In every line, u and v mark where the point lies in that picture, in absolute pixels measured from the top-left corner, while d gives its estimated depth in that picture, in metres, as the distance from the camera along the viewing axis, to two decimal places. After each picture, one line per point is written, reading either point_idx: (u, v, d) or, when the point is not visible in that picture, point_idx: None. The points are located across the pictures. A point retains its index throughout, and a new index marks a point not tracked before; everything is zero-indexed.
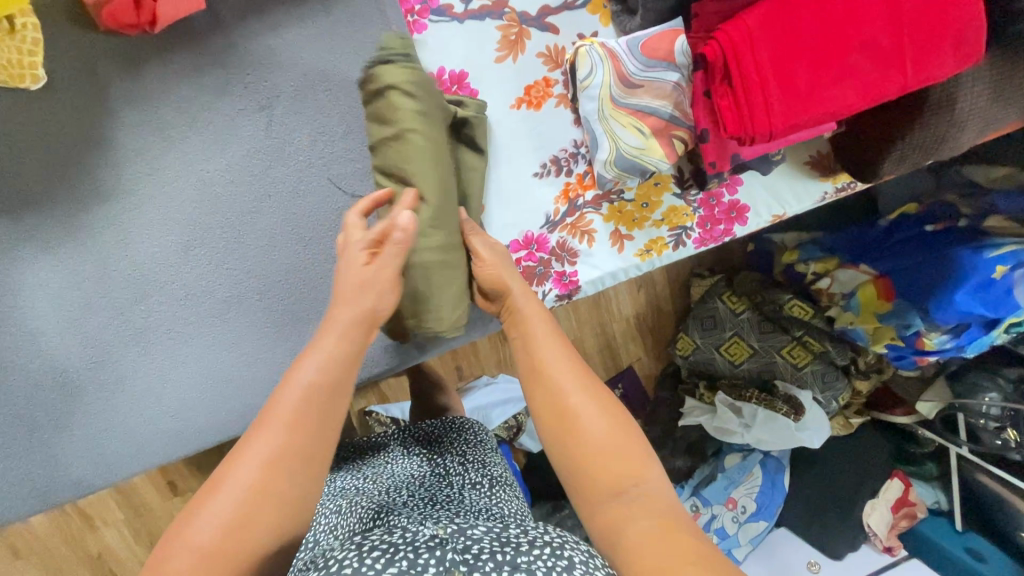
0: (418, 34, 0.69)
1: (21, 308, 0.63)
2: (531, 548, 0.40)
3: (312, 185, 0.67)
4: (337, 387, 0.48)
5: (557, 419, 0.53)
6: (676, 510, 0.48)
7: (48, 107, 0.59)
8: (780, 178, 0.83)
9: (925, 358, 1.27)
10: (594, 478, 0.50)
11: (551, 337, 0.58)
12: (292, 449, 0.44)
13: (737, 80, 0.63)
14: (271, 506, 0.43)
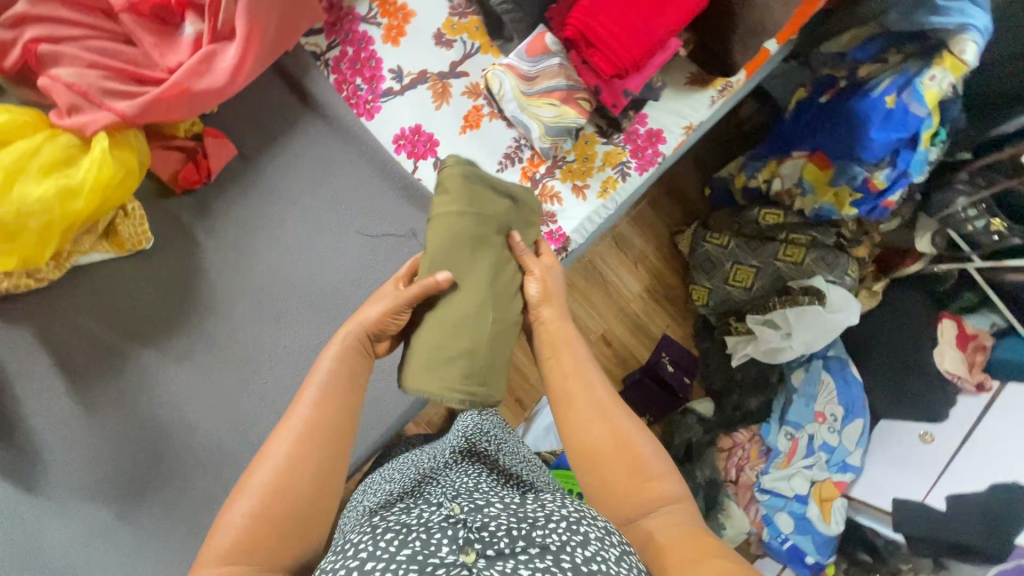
0: (375, 114, 0.93)
1: (173, 408, 0.81)
2: (546, 524, 0.54)
3: (348, 240, 0.90)
4: (327, 412, 0.62)
5: (591, 452, 0.69)
6: (693, 522, 0.64)
7: (157, 256, 0.83)
8: (674, 100, 1.07)
9: (889, 201, 1.44)
10: (626, 503, 0.66)
11: (578, 380, 0.73)
12: (293, 458, 0.59)
13: (596, 41, 0.88)
14: (296, 485, 0.58)
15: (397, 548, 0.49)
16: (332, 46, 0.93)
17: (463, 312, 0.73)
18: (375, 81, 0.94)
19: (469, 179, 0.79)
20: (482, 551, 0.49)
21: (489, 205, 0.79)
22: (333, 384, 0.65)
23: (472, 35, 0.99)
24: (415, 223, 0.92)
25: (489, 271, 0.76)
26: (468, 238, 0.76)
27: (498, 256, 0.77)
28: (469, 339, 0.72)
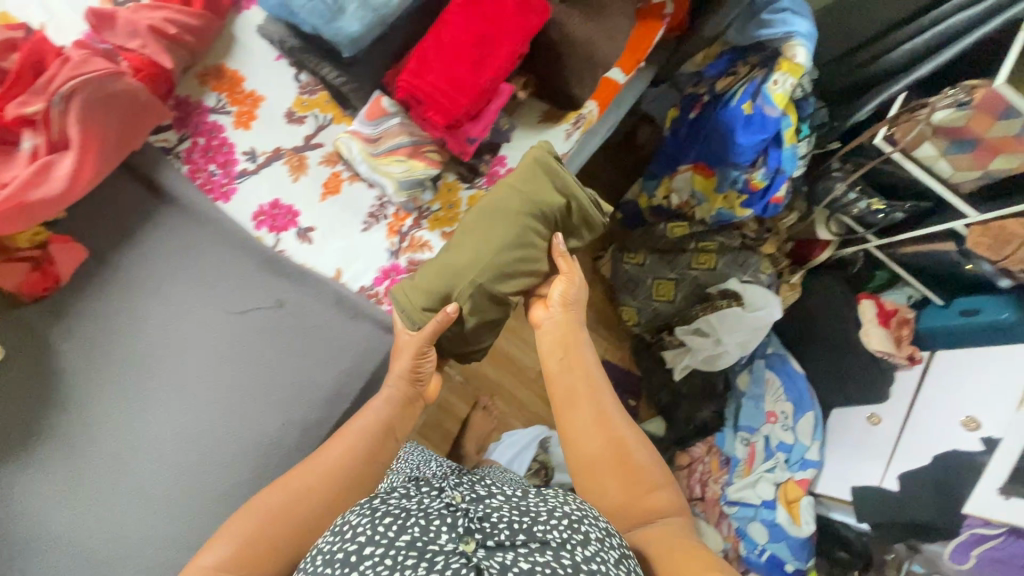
0: (232, 196, 0.96)
1: (39, 519, 0.80)
2: (547, 519, 0.61)
3: (216, 321, 0.91)
4: (348, 457, 0.78)
5: (591, 460, 0.83)
6: (682, 531, 0.78)
7: (13, 367, 0.83)
8: (531, 138, 1.13)
9: (776, 196, 1.49)
10: (630, 504, 0.80)
11: (587, 392, 0.88)
12: (315, 486, 0.75)
13: (427, 98, 0.93)
14: (310, 504, 0.73)
15: (397, 533, 0.55)
16: (182, 139, 0.97)
17: (461, 255, 0.94)
18: (229, 165, 0.97)
19: (535, 158, 0.99)
20: (482, 540, 0.57)
21: (541, 192, 0.97)
22: (367, 431, 0.82)
23: (323, 108, 1.04)
24: (281, 292, 0.94)
25: (501, 242, 0.94)
26: (511, 207, 0.96)
27: (525, 237, 0.95)
28: (452, 283, 0.92)
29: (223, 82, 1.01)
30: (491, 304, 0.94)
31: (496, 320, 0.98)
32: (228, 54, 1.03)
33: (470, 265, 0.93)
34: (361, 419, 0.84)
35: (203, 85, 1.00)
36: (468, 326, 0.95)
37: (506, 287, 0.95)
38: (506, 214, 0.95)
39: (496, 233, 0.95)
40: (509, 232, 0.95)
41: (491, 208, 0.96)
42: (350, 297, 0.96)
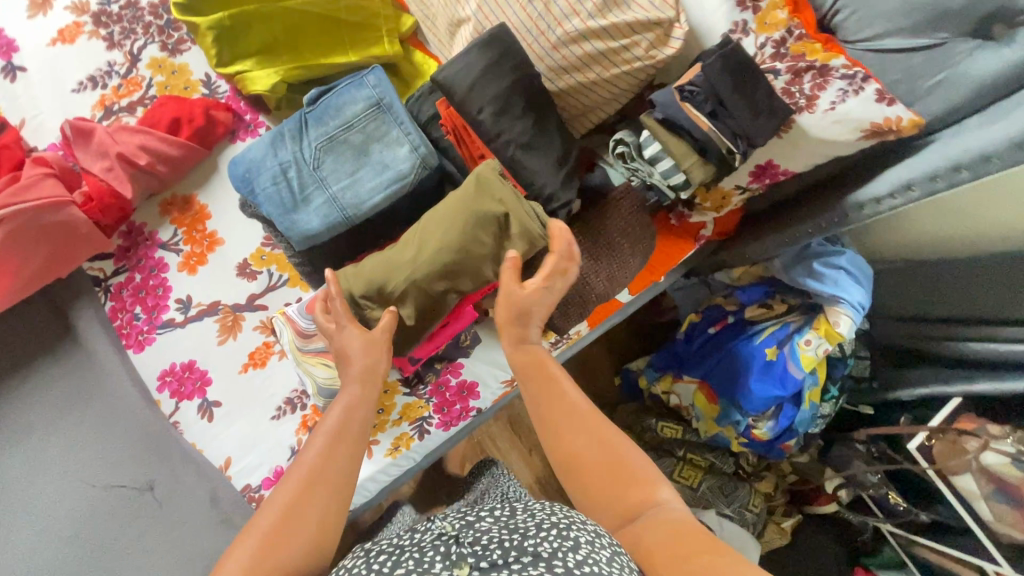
0: (149, 346, 0.88)
1: None
2: (537, 534, 0.56)
3: (69, 488, 0.81)
4: (336, 455, 0.66)
5: (574, 464, 0.68)
6: (685, 517, 0.62)
7: None
8: (496, 350, 0.97)
9: (787, 444, 1.29)
10: (616, 507, 0.65)
11: (562, 400, 0.73)
12: (295, 503, 0.61)
13: None
14: (300, 529, 0.60)
15: (391, 569, 0.54)
16: (118, 271, 0.90)
17: (403, 249, 0.79)
18: (156, 311, 0.90)
19: (473, 183, 0.79)
20: (476, 564, 0.53)
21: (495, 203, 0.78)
22: (341, 420, 0.70)
23: (281, 266, 0.94)
24: (154, 473, 0.84)
25: (444, 245, 0.78)
26: (457, 220, 0.78)
27: (471, 246, 0.78)
28: (386, 277, 0.79)
29: (186, 215, 0.94)
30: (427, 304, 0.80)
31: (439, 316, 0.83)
32: (203, 186, 0.95)
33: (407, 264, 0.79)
34: (333, 412, 0.71)
35: (164, 214, 0.93)
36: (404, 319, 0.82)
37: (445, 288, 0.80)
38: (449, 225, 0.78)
39: (436, 238, 0.78)
40: (451, 239, 0.78)
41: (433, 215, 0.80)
42: (224, 498, 0.84)
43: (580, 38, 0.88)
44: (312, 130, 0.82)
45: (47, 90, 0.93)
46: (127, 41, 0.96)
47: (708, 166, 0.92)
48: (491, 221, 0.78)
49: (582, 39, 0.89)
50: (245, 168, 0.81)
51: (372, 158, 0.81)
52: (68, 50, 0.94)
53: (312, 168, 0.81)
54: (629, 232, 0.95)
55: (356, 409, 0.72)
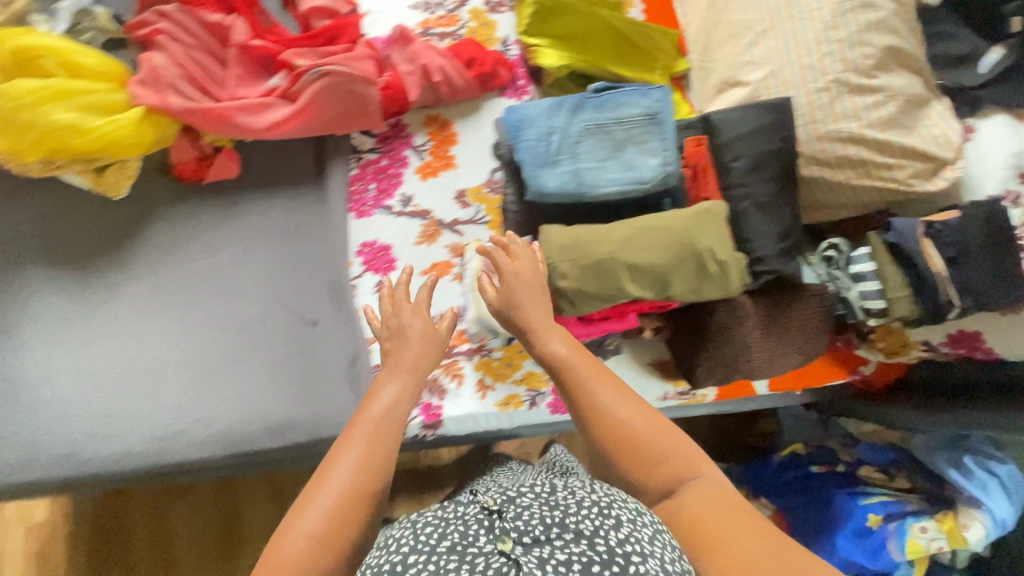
0: (367, 217, 1.02)
1: (18, 327, 0.86)
2: (579, 510, 0.52)
3: (262, 293, 0.94)
4: (388, 431, 0.64)
5: (619, 441, 0.65)
6: (724, 495, 0.63)
7: (117, 209, 0.92)
8: (626, 370, 1.03)
9: None
10: (659, 470, 0.65)
11: (601, 376, 0.69)
12: (354, 484, 0.59)
13: None
14: (356, 509, 0.58)
15: (435, 541, 0.48)
16: (373, 150, 1.05)
17: (618, 230, 0.85)
18: (384, 193, 1.04)
19: (698, 210, 0.87)
20: (519, 539, 0.49)
21: (711, 234, 0.85)
22: (390, 407, 0.66)
23: (489, 209, 1.07)
24: (322, 314, 0.95)
25: (656, 247, 0.84)
26: (674, 234, 0.85)
27: (676, 258, 0.84)
28: (596, 244, 0.84)
29: (440, 133, 1.08)
30: (612, 282, 0.83)
31: (609, 299, 0.84)
32: (462, 117, 1.10)
33: (620, 245, 0.83)
34: (376, 404, 0.66)
35: (424, 124, 1.08)
36: (585, 290, 0.83)
37: (635, 283, 0.83)
38: (666, 232, 0.85)
39: (651, 234, 0.84)
40: (664, 244, 0.84)
41: (654, 219, 0.86)
42: (362, 365, 0.94)
43: (849, 139, 0.93)
44: (587, 111, 0.92)
45: None
46: None
47: (918, 306, 0.90)
48: (718, 255, 0.84)
49: (850, 141, 0.93)
50: (520, 118, 0.92)
51: (624, 156, 0.91)
52: None
53: (572, 142, 0.91)
54: (807, 327, 0.95)
55: (399, 403, 0.67)
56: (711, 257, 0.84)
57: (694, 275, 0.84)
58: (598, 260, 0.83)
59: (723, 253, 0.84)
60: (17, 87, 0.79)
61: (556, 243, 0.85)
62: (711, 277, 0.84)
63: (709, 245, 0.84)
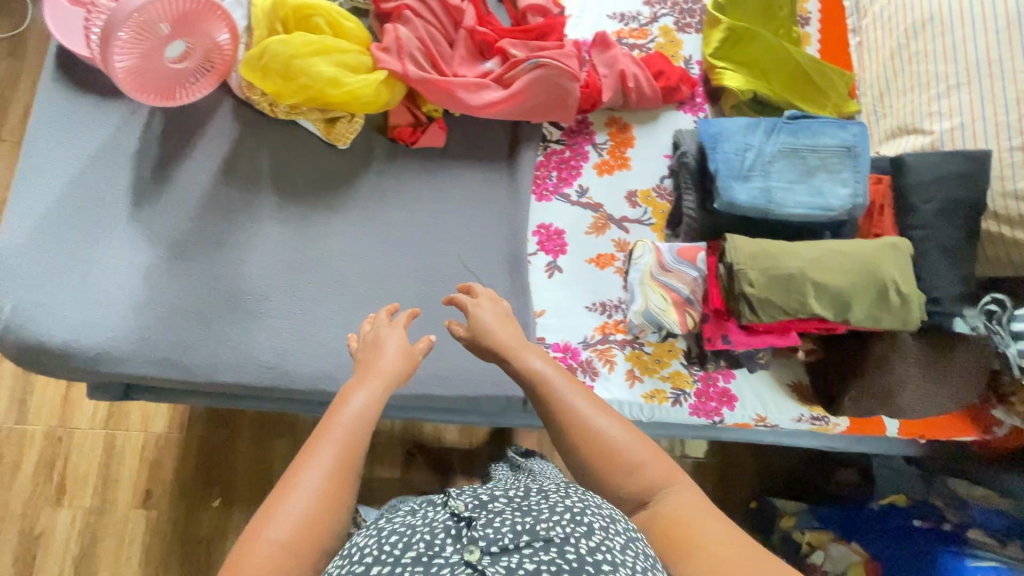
0: (546, 201, 1.10)
1: (245, 248, 0.96)
2: (550, 517, 0.56)
3: (448, 254, 1.03)
4: (361, 429, 0.66)
5: (596, 449, 0.68)
6: (697, 506, 0.65)
7: (337, 158, 1.03)
8: (766, 386, 1.07)
9: None
10: (633, 478, 0.67)
11: (577, 389, 0.72)
12: (326, 487, 0.61)
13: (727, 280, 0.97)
14: (331, 512, 0.61)
15: (401, 552, 0.53)
16: (559, 141, 1.13)
17: (806, 248, 0.89)
18: (563, 182, 1.11)
19: (886, 242, 0.91)
20: (487, 549, 0.53)
21: (896, 266, 0.89)
22: (370, 409, 0.68)
23: (655, 212, 1.12)
24: (497, 282, 1.03)
25: (842, 270, 0.88)
26: (860, 260, 0.88)
27: (860, 283, 0.87)
28: (785, 259, 0.88)
29: (619, 135, 1.15)
30: (796, 296, 0.87)
31: (789, 312, 0.88)
32: (640, 124, 1.17)
33: (809, 262, 0.88)
34: (350, 406, 0.68)
35: (605, 125, 1.15)
36: (769, 298, 0.88)
37: (818, 301, 0.87)
38: (853, 257, 0.89)
39: (839, 257, 0.88)
40: (850, 269, 0.88)
41: (840, 244, 0.90)
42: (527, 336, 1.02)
43: None
44: (783, 135, 0.98)
45: (594, 3, 1.20)
46: (657, 6, 1.23)
47: None
48: (905, 287, 0.88)
49: None
50: (717, 131, 0.98)
51: (813, 182, 0.95)
52: None
53: (765, 162, 0.96)
54: (960, 372, 0.99)
55: (375, 404, 0.69)
56: (894, 288, 0.88)
57: (875, 302, 0.88)
58: (787, 273, 0.87)
59: (908, 287, 0.88)
60: (297, 40, 0.90)
61: (745, 250, 0.89)
62: (891, 305, 0.88)
63: (893, 276, 0.88)
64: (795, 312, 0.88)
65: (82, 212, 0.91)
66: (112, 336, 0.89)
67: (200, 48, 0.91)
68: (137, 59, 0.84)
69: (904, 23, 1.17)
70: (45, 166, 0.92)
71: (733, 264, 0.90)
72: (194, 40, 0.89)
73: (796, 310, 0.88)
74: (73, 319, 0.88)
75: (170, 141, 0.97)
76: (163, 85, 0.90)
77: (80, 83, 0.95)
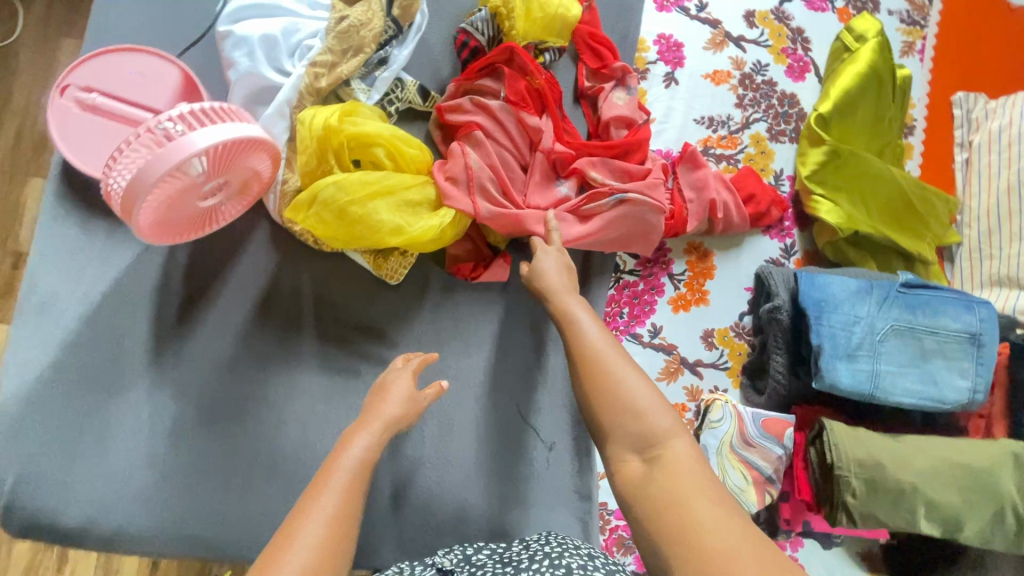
0: (614, 342, 0.98)
1: (280, 402, 0.84)
2: (528, 564, 0.63)
3: (505, 409, 0.92)
4: (360, 473, 0.62)
5: (603, 397, 0.63)
6: (698, 467, 0.56)
7: (387, 294, 0.90)
8: (834, 555, 0.94)
9: None
10: (633, 428, 0.60)
11: (601, 332, 0.69)
12: (328, 535, 0.55)
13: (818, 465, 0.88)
14: (338, 557, 0.54)
15: None
16: (632, 272, 1.01)
17: (915, 454, 0.81)
18: (635, 319, 0.99)
19: (1004, 450, 0.81)
20: None
21: (1019, 484, 0.79)
22: (370, 454, 0.64)
23: (732, 354, 1.00)
24: (558, 438, 0.92)
25: (956, 484, 0.79)
26: (977, 472, 0.79)
27: (976, 500, 0.79)
28: (893, 466, 0.79)
29: (698, 264, 1.03)
30: (903, 514, 0.79)
31: (893, 528, 0.80)
32: (723, 250, 1.04)
33: (920, 476, 0.79)
34: (345, 456, 0.63)
35: (684, 252, 1.03)
36: (873, 514, 0.79)
37: (927, 520, 0.79)
38: (970, 468, 0.80)
39: (953, 468, 0.80)
40: (963, 481, 0.79)
41: (953, 449, 0.81)
42: (591, 502, 0.91)
43: None
44: (896, 307, 0.87)
45: (680, 105, 1.06)
46: (749, 109, 1.08)
47: None
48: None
49: None
50: (824, 298, 0.86)
51: (927, 367, 0.85)
52: (711, 88, 1.07)
53: (875, 339, 0.86)
54: None
55: (371, 453, 0.64)
56: (1012, 508, 0.79)
57: (991, 524, 0.79)
58: (896, 486, 0.79)
59: None
60: (353, 180, 0.77)
61: (852, 448, 0.80)
62: (1007, 529, 0.79)
63: (1012, 495, 0.79)
64: (899, 527, 0.80)
65: (96, 362, 0.79)
66: (130, 512, 0.77)
67: (236, 181, 0.75)
68: (162, 208, 0.69)
69: None
70: (55, 305, 0.79)
71: (836, 464, 0.81)
72: (232, 175, 0.74)
73: (903, 527, 0.79)
74: (85, 493, 0.77)
75: (196, 274, 0.84)
76: (188, 222, 0.75)
77: (98, 207, 0.83)
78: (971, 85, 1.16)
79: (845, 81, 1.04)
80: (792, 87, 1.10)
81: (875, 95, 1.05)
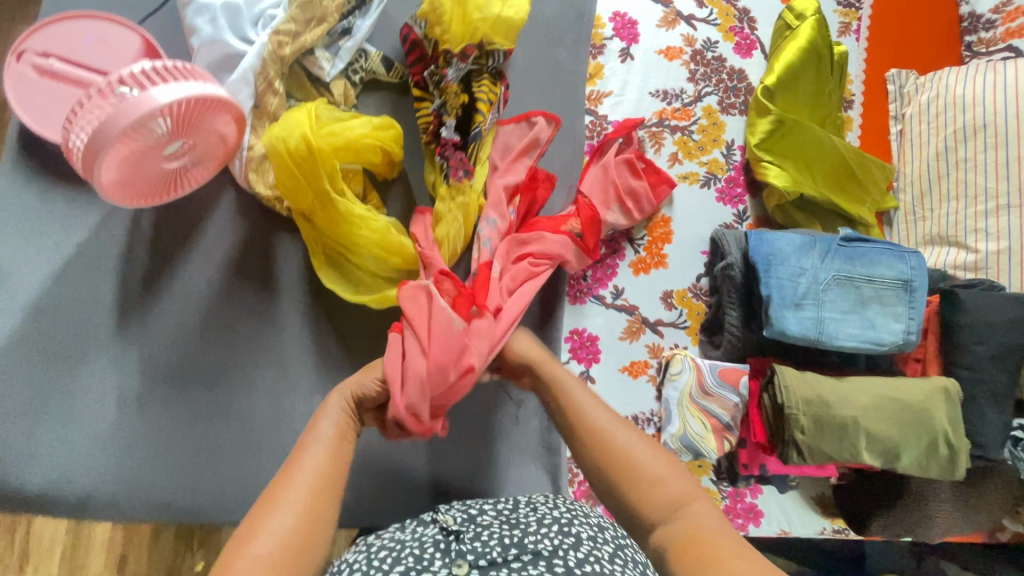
0: (578, 304, 1.03)
1: (249, 367, 0.85)
2: (538, 530, 0.59)
3: None
4: (337, 450, 0.66)
5: (618, 466, 0.67)
6: (709, 528, 0.62)
7: None
8: (792, 502, 1.01)
9: None
10: (652, 492, 0.65)
11: (587, 401, 0.72)
12: (312, 496, 0.60)
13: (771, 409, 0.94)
14: (321, 517, 0.60)
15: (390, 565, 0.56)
16: None
17: (856, 392, 0.87)
18: (598, 282, 1.04)
19: (935, 384, 0.88)
20: (474, 562, 0.56)
21: (947, 414, 0.87)
22: (342, 426, 0.68)
23: (690, 314, 1.06)
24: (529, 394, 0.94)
25: (895, 420, 0.86)
26: (914, 406, 0.86)
27: (914, 433, 0.85)
28: (838, 403, 0.85)
29: (656, 229, 1.08)
30: (848, 449, 0.84)
31: (839, 461, 0.85)
32: (680, 215, 1.09)
33: (861, 411, 0.85)
34: (323, 422, 0.67)
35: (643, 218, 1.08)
36: (820, 448, 0.84)
37: (869, 451, 0.85)
38: (908, 403, 0.86)
39: (891, 403, 0.86)
40: (901, 417, 0.86)
41: (891, 387, 0.88)
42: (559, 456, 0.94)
43: None
44: (837, 259, 0.93)
45: (636, 80, 1.11)
46: (701, 83, 1.14)
47: None
48: (952, 439, 0.86)
49: None
50: (772, 252, 0.92)
51: (865, 313, 0.92)
52: (664, 63, 1.13)
53: (819, 291, 0.91)
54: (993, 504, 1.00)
55: (346, 421, 0.69)
56: (943, 437, 0.86)
57: (925, 453, 0.86)
58: (840, 422, 0.84)
59: (956, 439, 0.86)
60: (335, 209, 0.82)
61: (800, 388, 0.86)
62: (939, 457, 0.86)
63: (944, 426, 0.86)
64: (846, 461, 0.85)
65: (57, 332, 0.79)
66: (95, 481, 0.77)
67: (201, 144, 0.76)
68: (127, 168, 0.70)
69: (952, 124, 1.13)
70: (11, 276, 0.79)
71: (787, 404, 0.86)
72: (198, 138, 0.75)
73: (849, 460, 0.85)
74: (49, 464, 0.76)
75: (161, 243, 0.84)
76: (154, 185, 0.76)
77: (57, 177, 0.82)
78: (902, 62, 1.25)
79: (787, 55, 1.10)
80: (740, 63, 1.17)
81: (815, 68, 1.12)
